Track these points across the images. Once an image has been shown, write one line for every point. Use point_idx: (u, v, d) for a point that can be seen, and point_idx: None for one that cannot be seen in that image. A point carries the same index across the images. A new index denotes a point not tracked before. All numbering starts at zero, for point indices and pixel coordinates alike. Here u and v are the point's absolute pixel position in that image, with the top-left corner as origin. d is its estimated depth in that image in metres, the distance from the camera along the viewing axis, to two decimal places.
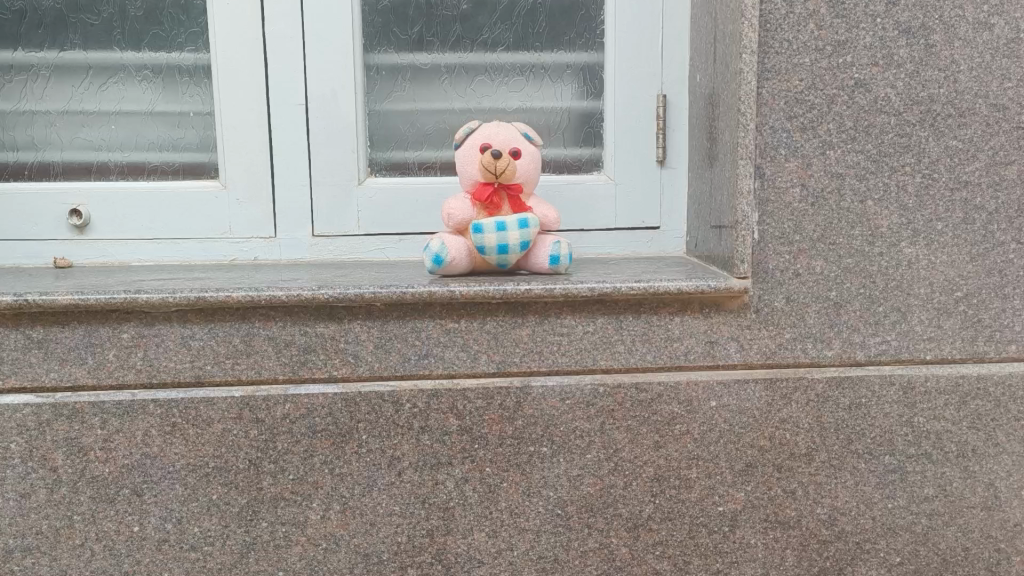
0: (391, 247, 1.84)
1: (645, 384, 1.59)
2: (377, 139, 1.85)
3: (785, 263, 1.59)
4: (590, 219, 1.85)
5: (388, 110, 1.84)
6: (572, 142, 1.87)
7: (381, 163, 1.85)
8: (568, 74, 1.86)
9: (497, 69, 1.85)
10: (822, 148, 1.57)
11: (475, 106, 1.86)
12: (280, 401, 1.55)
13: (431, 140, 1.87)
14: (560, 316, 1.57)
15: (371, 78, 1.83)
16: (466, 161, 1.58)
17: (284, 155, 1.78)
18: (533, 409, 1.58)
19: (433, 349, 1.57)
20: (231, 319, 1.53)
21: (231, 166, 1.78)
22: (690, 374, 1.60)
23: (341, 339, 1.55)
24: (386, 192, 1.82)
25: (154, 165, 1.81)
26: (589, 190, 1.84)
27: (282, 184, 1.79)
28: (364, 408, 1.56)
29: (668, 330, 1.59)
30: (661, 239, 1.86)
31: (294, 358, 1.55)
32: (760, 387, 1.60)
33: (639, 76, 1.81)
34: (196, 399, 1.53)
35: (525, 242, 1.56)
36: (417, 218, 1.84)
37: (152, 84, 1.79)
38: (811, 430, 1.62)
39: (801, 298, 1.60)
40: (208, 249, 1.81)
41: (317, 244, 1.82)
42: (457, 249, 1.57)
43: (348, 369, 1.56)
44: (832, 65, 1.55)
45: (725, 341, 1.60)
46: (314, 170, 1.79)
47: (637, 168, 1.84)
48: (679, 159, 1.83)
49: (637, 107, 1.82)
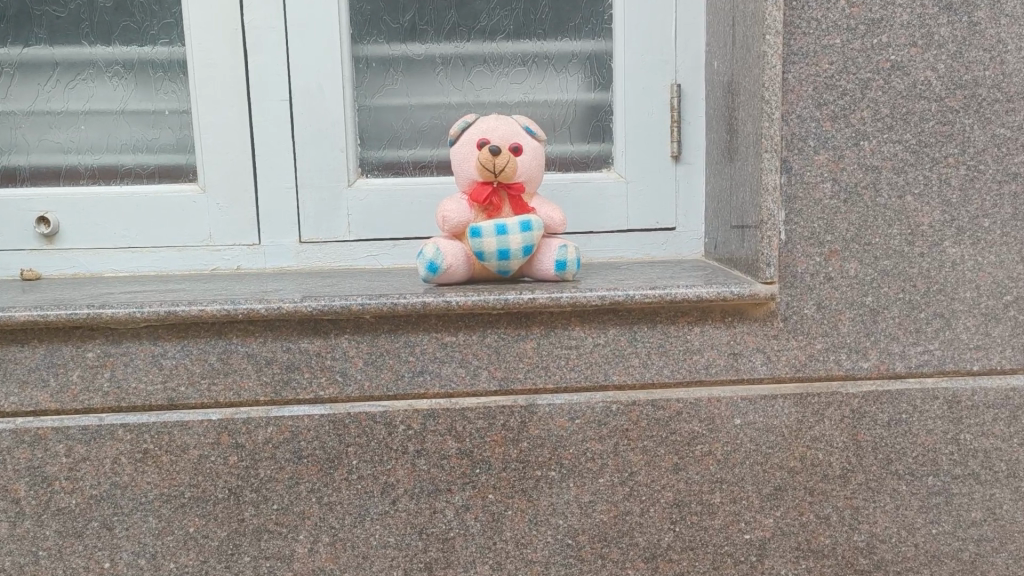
0: (384, 254, 1.70)
1: (662, 401, 1.45)
2: (368, 137, 1.71)
3: (816, 267, 1.44)
4: (600, 221, 1.71)
5: (379, 105, 1.71)
6: (579, 137, 1.73)
7: (373, 163, 1.72)
8: (574, 63, 1.71)
9: (496, 59, 1.71)
10: (855, 138, 1.42)
11: (473, 100, 1.72)
12: (261, 424, 1.41)
13: (427, 137, 1.72)
14: (568, 328, 1.43)
15: (361, 71, 1.69)
16: (462, 159, 1.44)
17: (268, 155, 1.65)
18: (539, 430, 1.44)
19: (428, 366, 1.43)
20: (205, 335, 1.39)
21: (210, 168, 1.65)
22: (712, 390, 1.46)
23: (327, 356, 1.41)
24: (379, 195, 1.68)
25: (128, 168, 1.68)
26: (598, 190, 1.70)
27: (266, 188, 1.66)
28: (354, 431, 1.42)
29: (688, 342, 1.45)
30: (677, 240, 1.71)
31: (277, 377, 1.41)
32: (790, 403, 1.46)
33: (652, 64, 1.67)
34: (170, 423, 1.40)
35: (528, 247, 1.42)
36: (411, 222, 1.70)
37: (124, 81, 1.66)
38: (846, 450, 1.48)
39: (834, 304, 1.45)
40: (187, 258, 1.68)
41: (304, 251, 1.69)
42: (453, 254, 1.43)
43: (336, 389, 1.42)
44: (865, 46, 1.40)
45: (750, 353, 1.45)
46: (301, 172, 1.66)
47: (650, 165, 1.69)
48: (695, 154, 1.69)
49: (650, 98, 1.68)
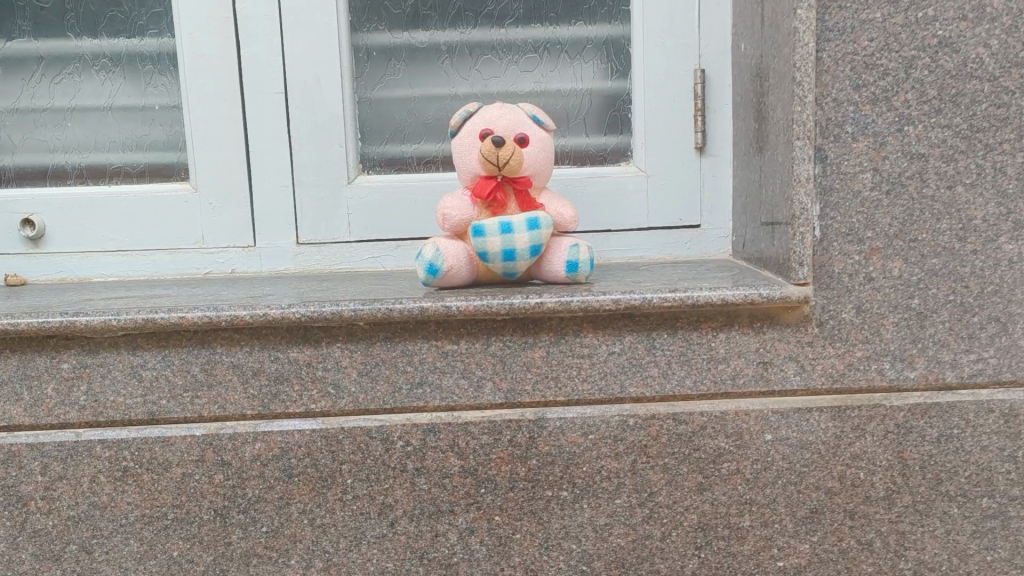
0: (387, 256, 1.59)
1: (685, 415, 1.32)
2: (369, 131, 1.60)
3: (856, 266, 1.30)
4: (619, 218, 1.58)
5: (381, 97, 1.60)
6: (595, 129, 1.61)
7: (375, 159, 1.61)
8: (589, 49, 1.59)
9: (505, 46, 1.60)
10: (898, 123, 1.28)
11: (482, 90, 1.61)
12: (248, 440, 1.30)
13: (432, 130, 1.61)
14: (580, 335, 1.31)
15: (361, 60, 1.58)
16: (464, 151, 1.32)
17: (262, 151, 1.55)
18: (550, 446, 1.32)
19: (427, 377, 1.31)
20: (187, 344, 1.29)
21: (202, 166, 1.56)
22: (739, 403, 1.32)
23: (318, 367, 1.30)
24: (381, 192, 1.57)
25: (117, 168, 1.60)
26: (617, 184, 1.57)
27: (261, 185, 1.56)
28: (348, 447, 1.31)
29: (713, 350, 1.31)
30: (703, 239, 1.58)
31: (264, 390, 1.30)
32: (827, 418, 1.32)
33: (673, 48, 1.54)
34: (150, 439, 1.30)
35: (536, 246, 1.30)
36: (416, 221, 1.59)
37: (111, 75, 1.57)
38: (890, 469, 1.34)
39: (876, 308, 1.31)
40: (179, 261, 1.58)
41: (302, 253, 1.58)
42: (454, 255, 1.31)
43: (328, 402, 1.31)
44: (909, 20, 1.26)
45: (782, 362, 1.32)
46: (298, 168, 1.56)
47: (672, 158, 1.57)
48: (722, 144, 1.56)
49: (671, 85, 1.55)
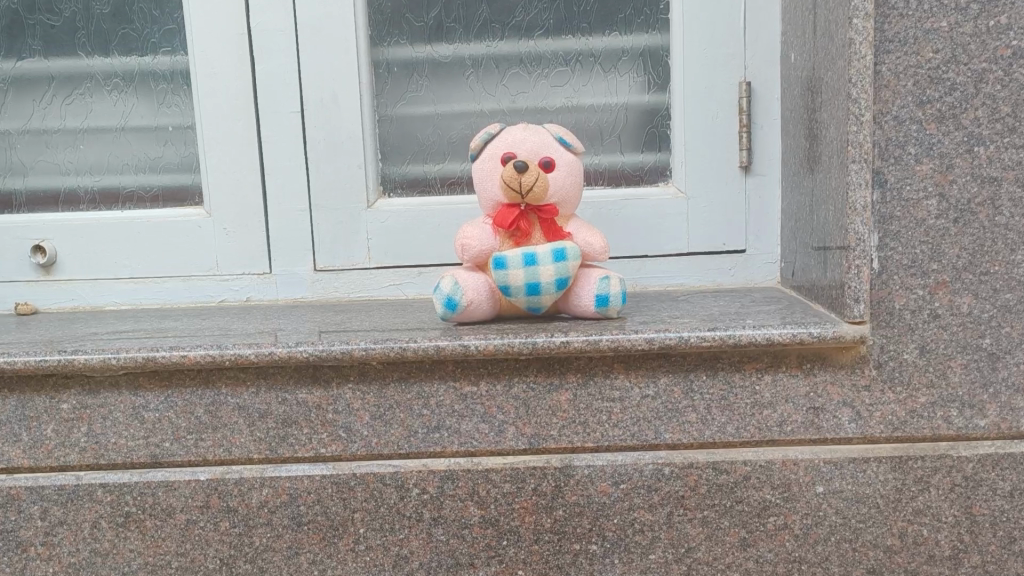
0: (409, 283, 1.51)
1: (726, 465, 1.20)
2: (390, 150, 1.51)
3: (919, 302, 1.17)
4: (656, 243, 1.47)
5: (403, 115, 1.51)
6: (631, 146, 1.49)
7: (397, 180, 1.52)
8: (624, 61, 1.48)
9: (534, 59, 1.49)
10: (967, 144, 1.15)
11: (509, 106, 1.50)
12: (255, 486, 1.22)
13: (457, 149, 1.52)
14: (610, 376, 1.20)
15: (381, 76, 1.49)
16: (485, 177, 1.22)
17: (278, 174, 1.48)
18: (578, 496, 1.21)
19: (445, 421, 1.21)
20: (190, 384, 1.21)
21: (216, 189, 1.49)
22: (787, 452, 1.20)
23: (328, 409, 1.21)
24: (403, 216, 1.49)
25: (130, 191, 1.53)
26: (654, 207, 1.46)
27: (277, 210, 1.49)
28: (360, 495, 1.22)
29: (757, 394, 1.19)
30: (748, 265, 1.46)
31: (271, 433, 1.22)
32: (886, 469, 1.20)
33: (716, 59, 1.42)
34: (152, 484, 1.22)
35: (563, 280, 1.20)
36: (440, 246, 1.50)
37: (124, 94, 1.51)
38: (956, 525, 1.21)
39: (941, 348, 1.18)
40: (193, 289, 1.52)
41: (320, 280, 1.51)
42: (474, 288, 1.22)
43: (339, 447, 1.22)
44: (980, 29, 1.13)
45: (835, 408, 1.19)
46: (315, 192, 1.48)
47: (714, 178, 1.45)
48: (769, 163, 1.44)
49: (714, 99, 1.43)
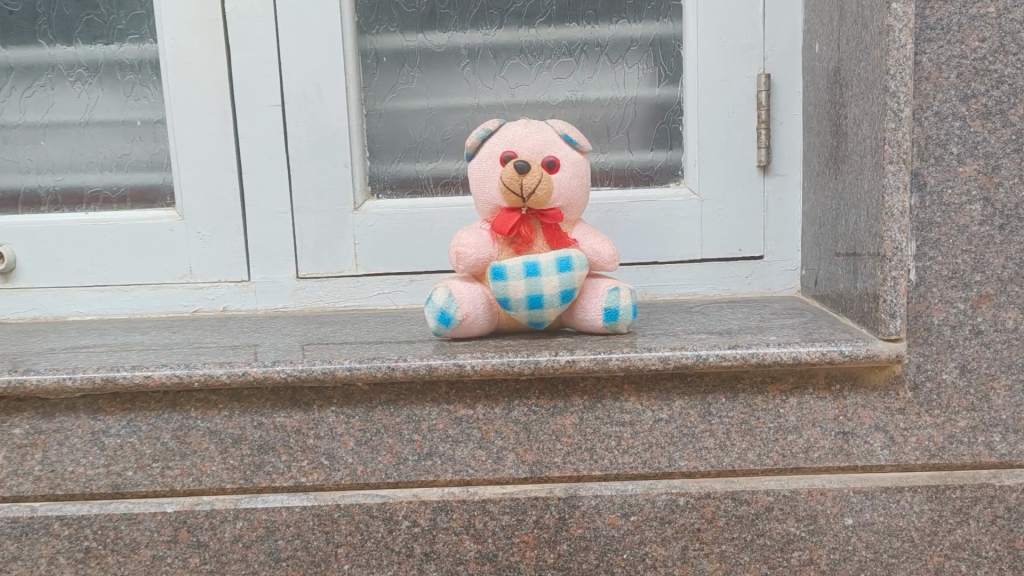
0: (400, 291, 1.40)
1: (747, 495, 1.09)
2: (379, 148, 1.40)
3: (959, 317, 1.06)
4: (667, 249, 1.36)
5: (393, 109, 1.39)
6: (640, 143, 1.38)
7: (387, 180, 1.41)
8: (633, 51, 1.37)
9: (535, 48, 1.38)
10: (1015, 143, 1.04)
11: (508, 100, 1.39)
12: (228, 519, 1.11)
13: (451, 147, 1.40)
14: (620, 399, 1.09)
15: (369, 67, 1.38)
16: (482, 177, 1.11)
17: (257, 173, 1.37)
18: (584, 529, 1.10)
19: (438, 447, 1.10)
20: (155, 408, 1.10)
21: (189, 190, 1.37)
22: (814, 481, 1.09)
23: (309, 434, 1.10)
24: (393, 219, 1.38)
25: (96, 191, 1.42)
26: (665, 209, 1.35)
27: (255, 212, 1.38)
28: (344, 528, 1.11)
29: (781, 417, 1.09)
30: (766, 272, 1.36)
31: (246, 460, 1.11)
32: (922, 499, 1.09)
33: (733, 50, 1.32)
34: (115, 516, 1.11)
35: (568, 291, 1.09)
36: (432, 251, 1.39)
37: (88, 86, 1.39)
38: (998, 561, 1.10)
39: (984, 368, 1.07)
40: (164, 298, 1.40)
41: (302, 288, 1.40)
42: (470, 301, 1.11)
43: (321, 475, 1.11)
44: None
45: (866, 433, 1.08)
46: (297, 192, 1.37)
47: (731, 178, 1.35)
48: (790, 162, 1.34)
49: (731, 93, 1.33)
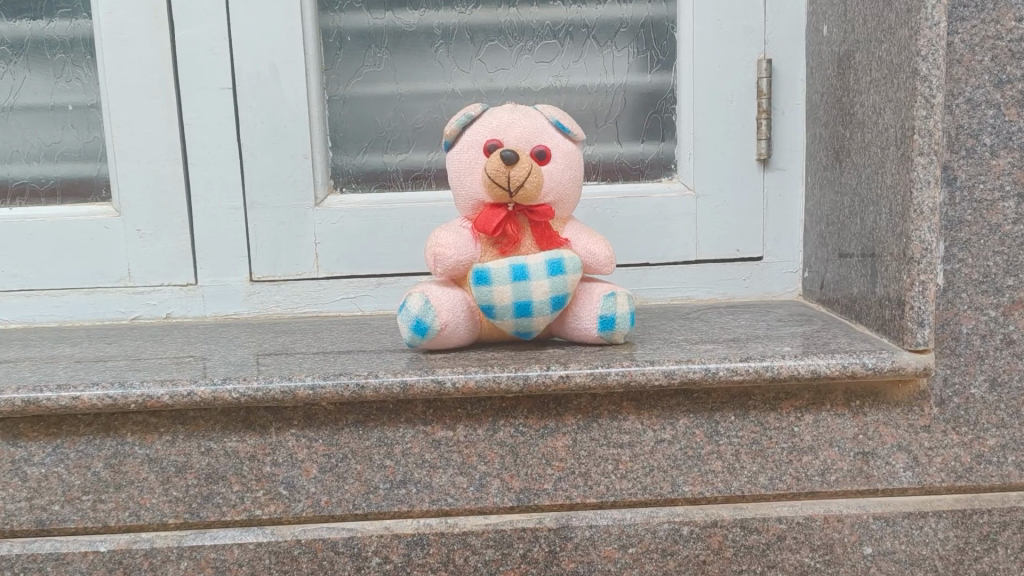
0: (367, 296, 1.27)
1: (757, 523, 0.98)
2: (343, 138, 1.27)
3: (990, 325, 0.97)
4: (659, 249, 1.26)
5: (358, 95, 1.26)
6: (630, 135, 1.28)
7: (352, 173, 1.28)
8: (622, 34, 1.25)
9: (515, 29, 1.26)
10: None
11: (485, 86, 1.27)
12: (170, 559, 0.97)
13: (423, 137, 1.27)
14: (618, 418, 0.97)
15: (331, 48, 1.25)
16: (464, 170, 0.99)
17: (206, 164, 1.23)
18: (576, 564, 0.98)
19: (412, 474, 0.98)
20: (85, 432, 0.96)
21: (127, 182, 1.23)
22: (830, 506, 0.99)
23: (265, 461, 0.97)
24: (358, 217, 1.25)
25: (21, 184, 1.26)
26: (657, 207, 1.25)
27: (204, 208, 1.24)
28: (304, 567, 0.97)
29: (795, 437, 0.98)
30: (765, 275, 1.27)
31: (192, 491, 0.97)
32: (948, 526, 0.99)
33: (731, 33, 1.22)
34: (38, 558, 0.96)
35: (560, 297, 0.97)
36: (402, 252, 1.26)
37: (13, 66, 1.24)
38: None
39: (1016, 381, 0.97)
40: (99, 304, 1.26)
41: (257, 293, 1.26)
42: (450, 309, 0.98)
43: (278, 507, 0.97)
44: None
45: (888, 453, 0.98)
46: (251, 186, 1.23)
47: (728, 173, 1.25)
48: (791, 155, 1.24)
49: (728, 80, 1.23)
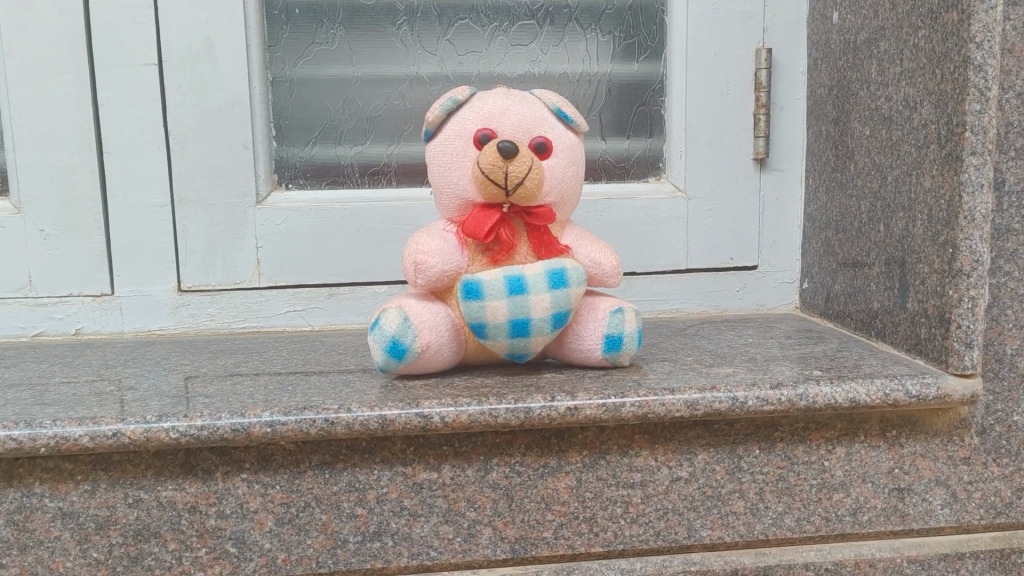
0: (317, 309, 1.10)
1: (782, 571, 0.86)
2: (290, 126, 1.10)
3: None
4: (646, 257, 1.14)
5: (308, 77, 1.09)
6: (614, 130, 1.14)
7: (300, 167, 1.11)
8: (608, 16, 1.12)
9: (488, 7, 1.11)
10: None
11: (454, 70, 1.12)
12: None
13: (381, 127, 1.11)
14: (629, 454, 0.84)
15: (276, 21, 1.07)
16: (450, 164, 0.83)
17: (126, 154, 1.04)
18: None
19: (388, 524, 0.82)
20: None
21: (29, 174, 1.03)
22: (860, 550, 0.88)
23: (209, 513, 0.80)
24: (308, 218, 1.08)
25: None
26: (645, 210, 1.13)
27: (123, 206, 1.05)
28: None
29: (827, 473, 0.86)
30: (760, 286, 1.16)
31: (116, 552, 0.80)
32: (986, 568, 0.89)
33: (729, 19, 1.10)
34: None
35: (563, 314, 0.83)
36: (358, 258, 1.10)
37: None
38: None
39: None
40: None
41: (186, 306, 1.08)
42: (433, 328, 0.83)
43: (225, 569, 0.81)
44: None
45: (925, 489, 0.88)
46: (179, 180, 1.06)
47: (722, 173, 1.13)
48: (790, 155, 1.14)
49: (725, 70, 1.11)
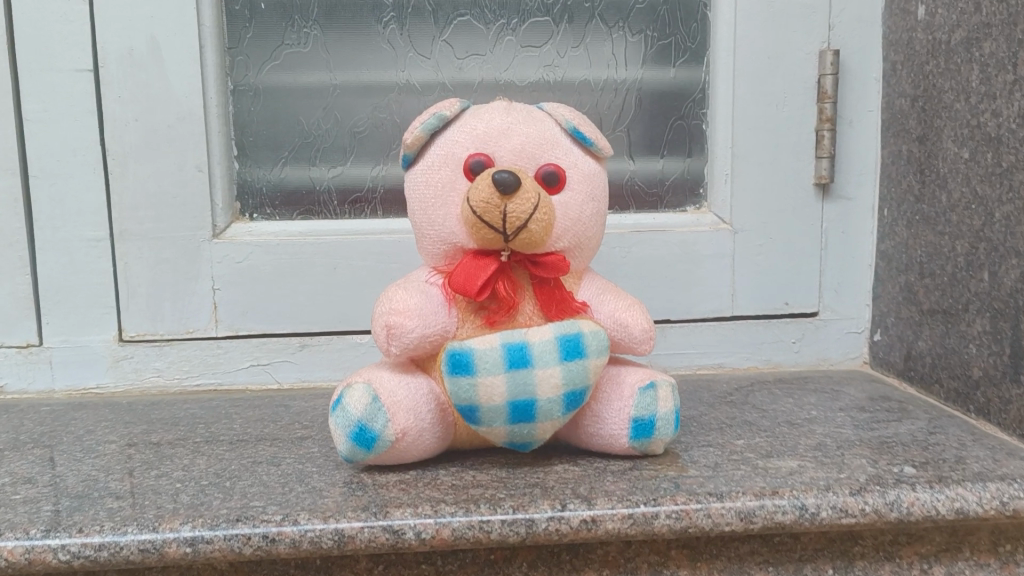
0: (287, 363, 0.92)
1: None
2: (255, 144, 0.92)
3: None
4: (683, 301, 0.95)
5: (276, 86, 0.91)
6: (645, 148, 0.95)
7: (268, 193, 0.93)
8: (638, 11, 0.93)
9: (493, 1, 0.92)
10: None
11: (452, 77, 0.93)
12: None
13: (365, 145, 0.93)
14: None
15: (238, 19, 0.90)
16: (435, 198, 0.65)
17: (56, 178, 0.88)
18: None
19: None
20: None
21: None
22: None
23: None
24: (275, 255, 0.90)
25: None
26: (682, 244, 0.94)
27: (55, 240, 0.89)
28: None
29: None
30: (820, 336, 0.96)
31: None
32: None
33: (786, 14, 0.91)
34: None
35: (578, 393, 0.64)
36: (336, 303, 0.92)
37: None
38: None
39: None
40: None
41: (128, 358, 0.91)
42: (410, 411, 0.64)
43: None
44: None
45: None
46: (120, 208, 0.89)
47: (775, 200, 0.94)
48: (858, 179, 0.94)
49: (780, 76, 0.92)
